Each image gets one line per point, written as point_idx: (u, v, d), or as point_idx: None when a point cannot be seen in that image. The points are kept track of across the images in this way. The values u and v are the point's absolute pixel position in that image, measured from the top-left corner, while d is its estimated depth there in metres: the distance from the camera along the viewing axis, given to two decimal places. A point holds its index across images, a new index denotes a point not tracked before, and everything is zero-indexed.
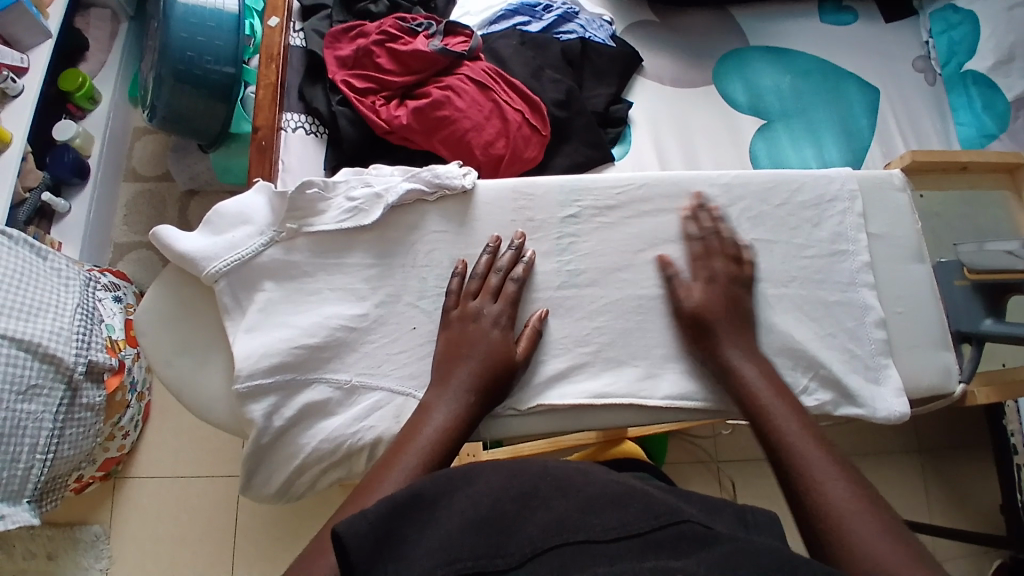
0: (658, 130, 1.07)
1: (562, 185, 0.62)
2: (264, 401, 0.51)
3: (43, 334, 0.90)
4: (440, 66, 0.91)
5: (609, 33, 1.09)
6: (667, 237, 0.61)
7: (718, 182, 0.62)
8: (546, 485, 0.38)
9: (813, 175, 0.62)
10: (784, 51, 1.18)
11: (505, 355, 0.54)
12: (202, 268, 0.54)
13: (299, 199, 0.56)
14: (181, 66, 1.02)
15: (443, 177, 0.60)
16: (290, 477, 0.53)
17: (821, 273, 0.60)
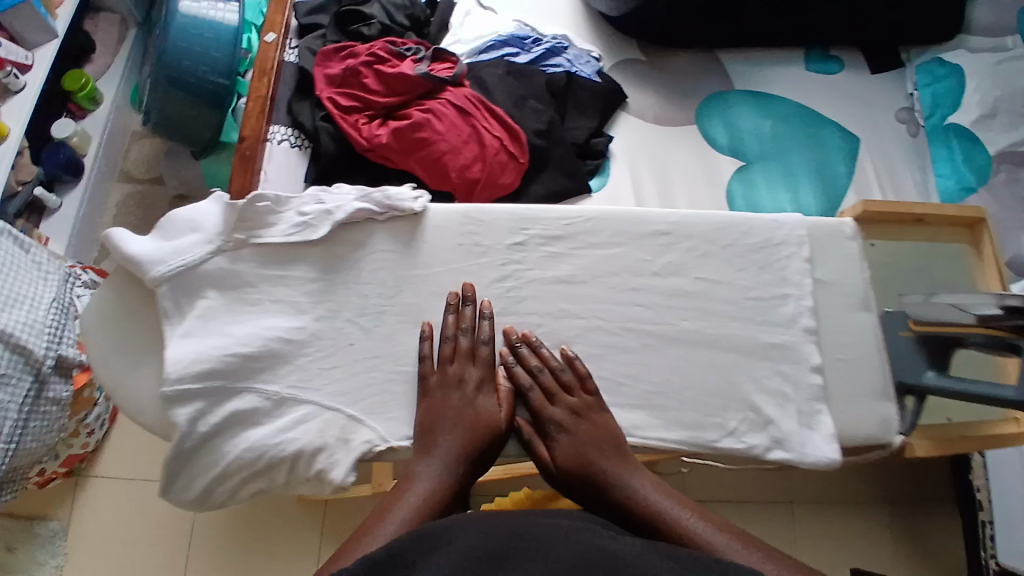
0: (636, 165, 1.09)
1: (511, 214, 0.63)
2: (189, 406, 0.53)
3: (17, 326, 0.92)
4: (423, 89, 0.93)
5: (595, 69, 1.12)
6: (611, 270, 0.61)
7: (668, 220, 0.63)
8: (518, 550, 0.39)
9: (764, 219, 0.62)
10: (766, 96, 1.21)
11: (483, 426, 0.55)
12: (147, 271, 0.55)
13: (249, 210, 0.59)
14: (174, 73, 1.04)
15: (394, 199, 0.62)
16: (209, 485, 0.54)
17: (764, 315, 0.60)
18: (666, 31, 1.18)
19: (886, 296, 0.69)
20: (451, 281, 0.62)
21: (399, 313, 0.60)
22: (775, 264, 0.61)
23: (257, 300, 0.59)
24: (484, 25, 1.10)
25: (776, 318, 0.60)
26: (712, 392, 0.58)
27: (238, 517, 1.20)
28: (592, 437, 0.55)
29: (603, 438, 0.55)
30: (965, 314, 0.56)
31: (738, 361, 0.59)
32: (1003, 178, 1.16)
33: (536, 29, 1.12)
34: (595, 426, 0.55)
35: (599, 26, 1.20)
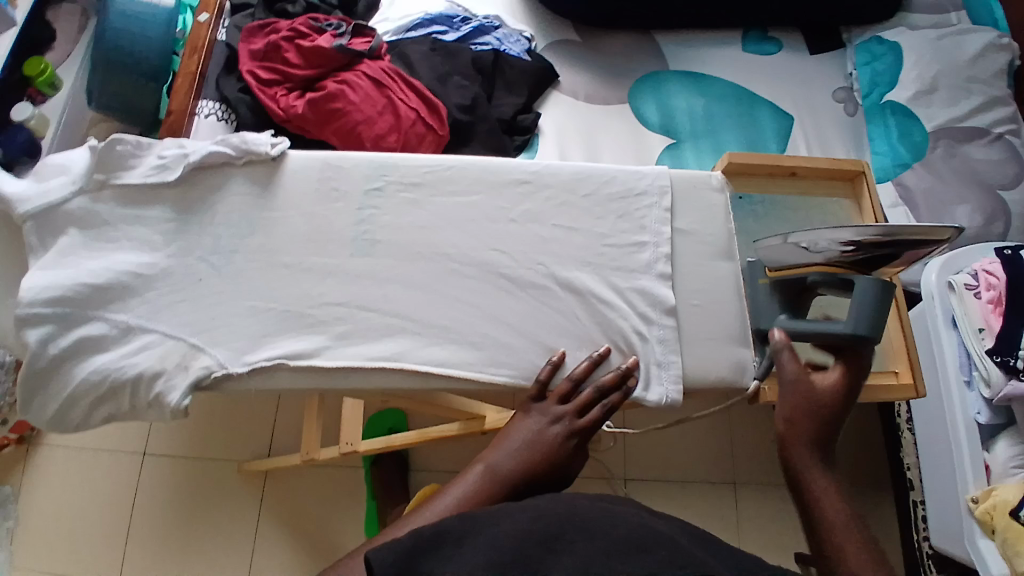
0: (565, 140, 1.11)
1: (371, 162, 0.65)
2: (39, 328, 0.56)
3: None
4: (339, 62, 0.96)
5: (525, 48, 1.14)
6: (470, 217, 0.64)
7: (528, 169, 0.66)
8: (571, 529, 0.44)
9: (625, 170, 0.66)
10: (700, 76, 1.22)
11: (565, 448, 0.56)
12: (15, 208, 0.60)
13: (108, 153, 0.62)
14: (113, 54, 1.08)
15: (249, 143, 0.64)
16: (65, 405, 0.58)
17: (615, 260, 0.64)
18: (599, 11, 1.19)
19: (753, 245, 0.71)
20: (306, 223, 0.64)
21: (249, 253, 0.62)
22: (624, 213, 0.65)
23: (133, 237, 0.62)
24: (414, 5, 1.13)
25: (630, 267, 0.64)
26: (563, 332, 0.62)
27: (183, 485, 1.23)
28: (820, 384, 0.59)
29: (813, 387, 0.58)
30: (815, 255, 0.61)
31: (580, 305, 0.63)
32: (940, 153, 1.14)
33: (467, 9, 1.14)
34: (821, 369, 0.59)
35: (536, 9, 1.23)
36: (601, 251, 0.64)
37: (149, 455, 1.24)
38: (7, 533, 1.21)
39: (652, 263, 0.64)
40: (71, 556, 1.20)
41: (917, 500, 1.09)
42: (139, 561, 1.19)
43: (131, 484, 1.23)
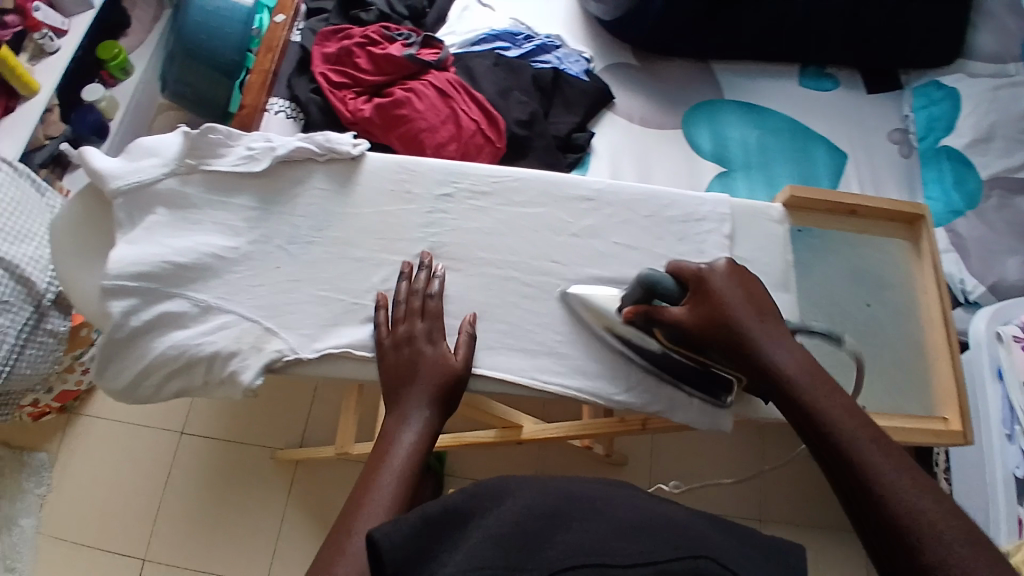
0: (616, 161, 1.12)
1: (442, 168, 0.70)
2: (124, 300, 0.59)
3: (22, 258, 1.04)
4: (408, 70, 1.00)
5: (584, 69, 1.16)
6: (532, 228, 0.68)
7: (591, 187, 0.69)
8: (574, 510, 0.39)
9: (689, 195, 0.68)
10: (753, 107, 1.23)
11: (443, 370, 0.59)
12: (107, 183, 0.63)
13: (201, 140, 0.66)
14: (192, 46, 1.13)
15: (333, 142, 0.69)
16: (136, 376, 0.60)
17: None
18: (658, 36, 1.21)
19: (816, 311, 0.69)
20: (378, 221, 0.68)
21: (323, 245, 0.67)
22: (681, 235, 0.67)
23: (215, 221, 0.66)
24: (481, 20, 1.16)
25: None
26: (616, 347, 0.65)
27: (215, 466, 1.26)
28: (736, 299, 0.57)
29: (765, 333, 0.55)
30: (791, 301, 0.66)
31: None
32: (992, 204, 1.13)
33: (530, 28, 1.17)
34: (755, 301, 0.57)
35: (596, 31, 1.26)
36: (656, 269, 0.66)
37: (185, 434, 1.28)
38: (37, 499, 1.25)
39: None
40: (102, 525, 1.24)
41: None
42: (166, 536, 1.22)
43: (167, 460, 1.27)
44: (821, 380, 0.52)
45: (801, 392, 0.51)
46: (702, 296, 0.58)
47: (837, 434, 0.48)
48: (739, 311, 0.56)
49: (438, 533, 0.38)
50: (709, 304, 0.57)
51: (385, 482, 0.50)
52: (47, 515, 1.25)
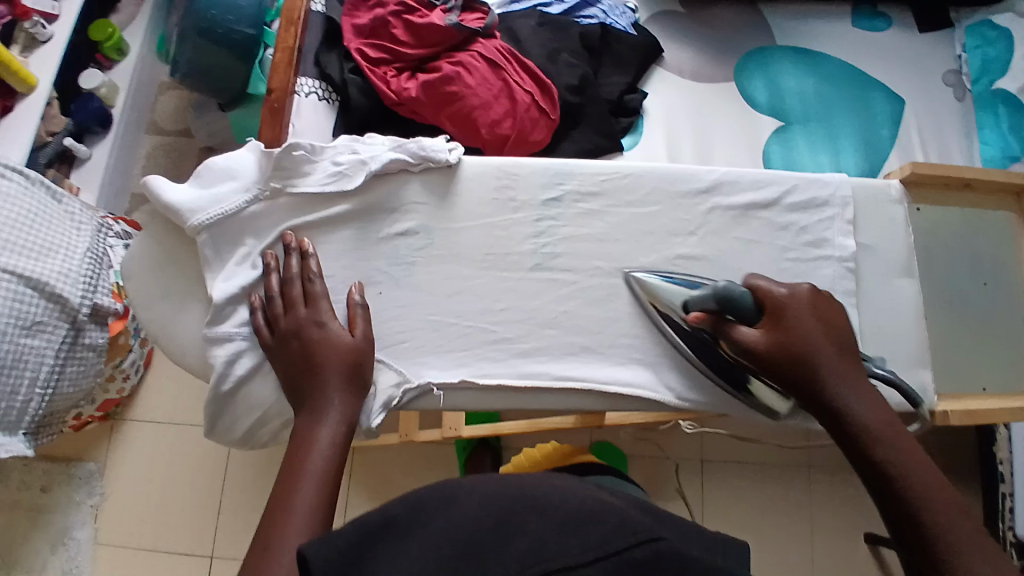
0: (670, 122, 1.06)
1: (550, 168, 0.67)
2: (229, 347, 0.61)
3: (49, 275, 0.98)
4: (454, 40, 0.93)
5: (632, 21, 1.08)
6: (645, 230, 0.67)
7: (707, 177, 0.67)
8: (521, 510, 0.45)
9: (810, 179, 0.67)
10: (810, 54, 1.14)
11: (339, 354, 0.59)
12: (187, 219, 0.62)
13: (286, 159, 0.63)
14: (204, 23, 1.04)
15: (429, 150, 0.65)
16: (252, 426, 0.63)
17: (799, 276, 0.65)
18: None
19: (932, 295, 0.70)
20: (485, 235, 0.66)
21: (426, 263, 0.66)
22: (802, 227, 0.66)
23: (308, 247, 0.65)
24: None
25: (816, 285, 0.65)
26: None
27: (270, 461, 1.26)
28: (811, 330, 0.58)
29: (838, 375, 0.58)
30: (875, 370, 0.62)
31: None
32: None
33: None
34: (835, 336, 0.59)
35: None
36: (785, 267, 0.65)
37: None
38: (92, 509, 1.26)
39: (836, 279, 0.66)
40: (161, 528, 1.25)
41: (1006, 493, 1.10)
42: (230, 532, 1.24)
43: (222, 456, 1.27)
44: (894, 432, 0.55)
45: (870, 439, 0.55)
46: (780, 325, 0.59)
47: (897, 477, 0.53)
48: (819, 345, 0.58)
49: (378, 546, 0.43)
50: (789, 335, 0.58)
51: (306, 482, 0.53)
52: (102, 525, 1.25)
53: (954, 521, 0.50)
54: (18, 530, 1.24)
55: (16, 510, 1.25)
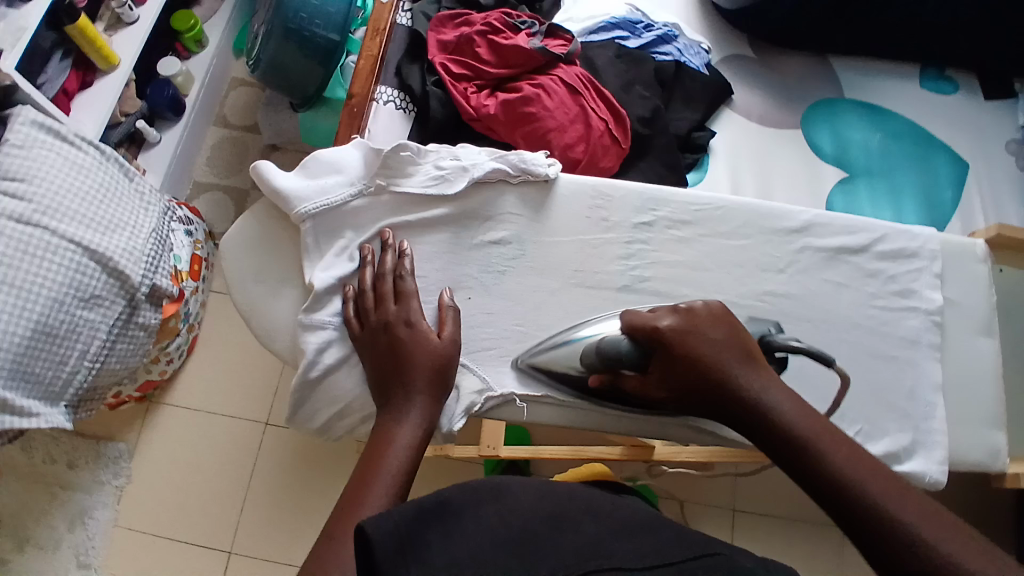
0: (736, 164, 1.06)
1: (642, 194, 0.73)
2: (318, 335, 0.66)
3: (115, 251, 1.01)
4: (536, 63, 0.96)
5: (705, 61, 1.09)
6: (738, 262, 0.71)
7: (798, 219, 0.73)
8: (574, 514, 0.46)
9: (899, 229, 0.73)
10: (879, 109, 1.12)
11: (426, 357, 0.63)
12: (294, 207, 0.69)
13: (393, 159, 0.70)
14: (292, 24, 1.08)
15: (529, 163, 0.72)
16: (330, 418, 0.67)
17: (886, 325, 0.70)
18: (781, 27, 1.12)
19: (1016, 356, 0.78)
20: (576, 251, 0.72)
21: (514, 275, 0.71)
22: (891, 276, 0.72)
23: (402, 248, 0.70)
24: (598, 5, 1.10)
25: (903, 334, 0.70)
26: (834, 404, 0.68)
27: (299, 459, 1.27)
28: (713, 347, 0.57)
29: (752, 389, 0.56)
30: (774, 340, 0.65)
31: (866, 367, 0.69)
32: None
33: (648, 15, 1.11)
34: (743, 349, 0.58)
35: (710, 19, 1.19)
36: (873, 313, 0.71)
37: (270, 424, 1.29)
38: (116, 490, 1.26)
39: (922, 331, 0.71)
40: (181, 516, 1.25)
41: None
42: (249, 528, 1.24)
43: (251, 450, 1.28)
44: (814, 427, 0.53)
45: (800, 440, 0.53)
46: (664, 354, 0.59)
47: (853, 481, 0.50)
48: (720, 369, 0.56)
49: (435, 527, 0.42)
50: (679, 359, 0.58)
51: (384, 472, 0.56)
52: (124, 507, 1.25)
53: (905, 506, 0.48)
54: (39, 502, 1.24)
55: (39, 482, 1.25)
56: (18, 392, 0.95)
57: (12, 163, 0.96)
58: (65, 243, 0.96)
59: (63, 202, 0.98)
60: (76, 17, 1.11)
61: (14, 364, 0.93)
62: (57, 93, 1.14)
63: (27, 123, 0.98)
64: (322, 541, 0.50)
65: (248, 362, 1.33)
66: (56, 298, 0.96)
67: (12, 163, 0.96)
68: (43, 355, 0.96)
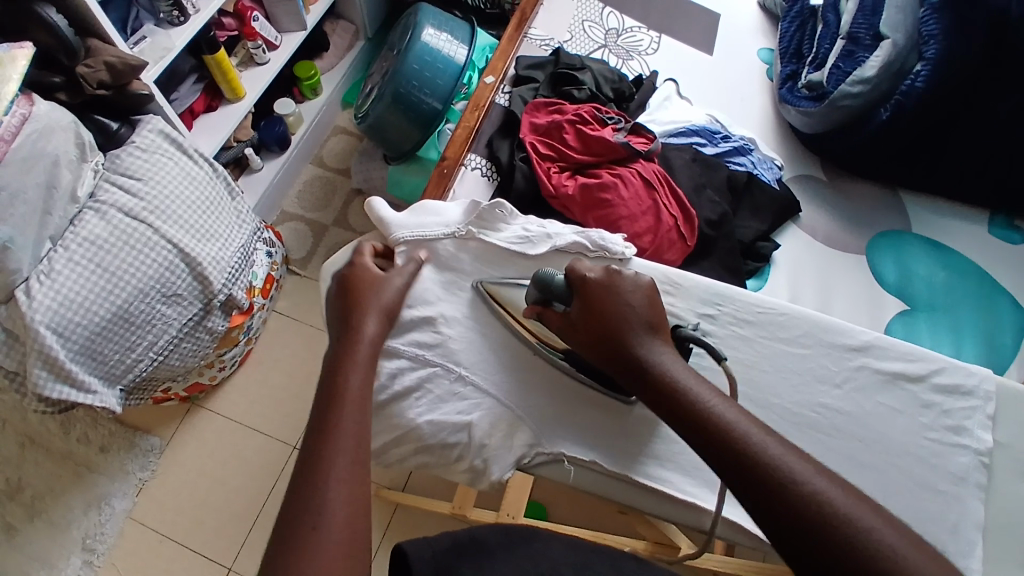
0: (796, 279, 1.08)
1: (712, 288, 0.77)
2: (396, 361, 0.73)
3: (206, 258, 1.11)
4: (618, 156, 1.03)
5: (776, 176, 1.14)
6: (797, 370, 0.73)
7: (858, 338, 0.75)
8: None
9: (957, 363, 0.73)
10: (944, 248, 1.13)
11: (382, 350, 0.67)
12: (392, 236, 0.80)
13: (487, 214, 0.81)
14: (402, 90, 1.21)
15: (607, 243, 0.80)
16: (386, 443, 0.72)
17: (935, 458, 0.70)
18: (855, 157, 1.17)
19: None
20: None
21: None
22: (944, 409, 0.72)
23: (480, 302, 0.78)
24: (681, 113, 1.18)
25: (951, 470, 0.69)
26: None
27: None
28: (627, 300, 0.68)
29: (650, 338, 0.66)
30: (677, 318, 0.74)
31: (909, 497, 0.68)
32: None
33: (727, 128, 1.18)
34: (655, 314, 0.68)
35: (786, 141, 1.25)
36: (924, 442, 0.70)
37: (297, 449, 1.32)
38: (138, 483, 1.29)
39: (970, 468, 0.70)
40: (193, 522, 1.26)
41: None
42: (254, 551, 1.24)
43: (275, 471, 1.31)
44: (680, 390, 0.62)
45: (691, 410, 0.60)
46: (586, 296, 0.69)
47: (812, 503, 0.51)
48: (627, 317, 0.67)
49: None
50: (597, 300, 0.68)
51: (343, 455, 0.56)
52: (142, 501, 1.28)
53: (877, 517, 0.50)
54: (62, 481, 1.27)
55: (67, 461, 1.29)
56: (83, 368, 1.01)
57: (133, 163, 1.04)
58: (164, 242, 1.05)
59: (170, 205, 1.06)
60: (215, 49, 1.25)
61: (86, 342, 0.98)
62: (184, 110, 1.28)
63: (154, 131, 1.08)
64: (305, 531, 0.51)
65: (290, 383, 1.38)
66: (144, 289, 1.03)
67: (134, 163, 1.04)
68: (115, 339, 1.02)
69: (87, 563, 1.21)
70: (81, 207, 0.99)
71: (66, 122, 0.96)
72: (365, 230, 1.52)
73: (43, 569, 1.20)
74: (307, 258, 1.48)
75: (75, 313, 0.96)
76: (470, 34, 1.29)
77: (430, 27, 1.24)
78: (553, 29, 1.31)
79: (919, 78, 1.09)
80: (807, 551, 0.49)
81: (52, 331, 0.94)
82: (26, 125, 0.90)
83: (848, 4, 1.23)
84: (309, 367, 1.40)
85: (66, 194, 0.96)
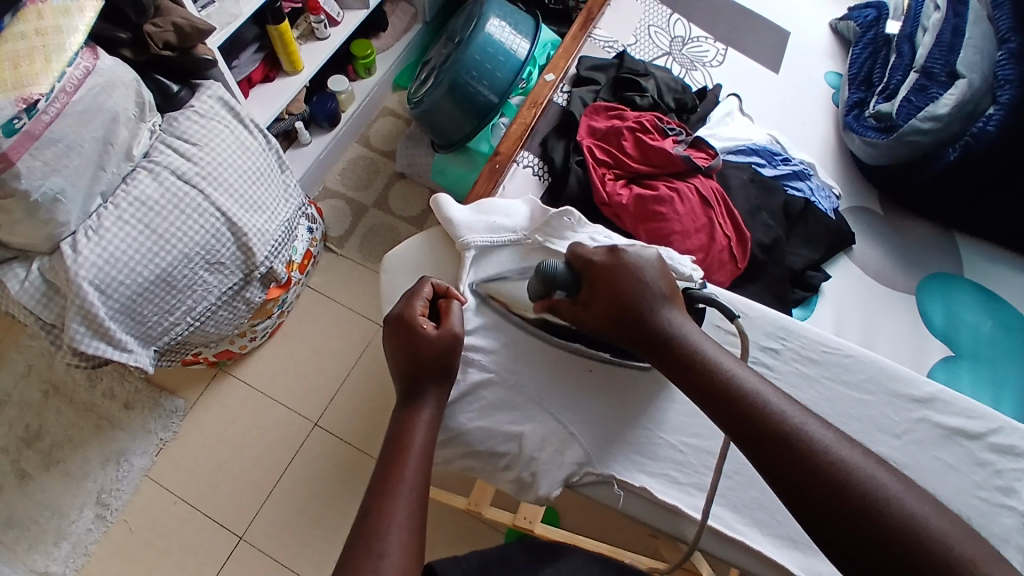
0: (843, 313, 1.06)
1: (776, 322, 0.77)
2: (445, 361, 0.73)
3: (252, 230, 1.11)
4: (677, 169, 1.01)
5: (833, 206, 1.12)
6: (850, 417, 0.73)
7: (919, 391, 0.74)
8: None
9: (1017, 425, 0.73)
10: (994, 297, 1.09)
11: (431, 353, 0.66)
12: (457, 235, 0.81)
13: (554, 222, 0.79)
14: (460, 80, 1.20)
15: (676, 263, 0.77)
16: None
17: (980, 517, 0.69)
18: (915, 195, 1.15)
19: None
20: None
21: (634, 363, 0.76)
22: (998, 469, 0.71)
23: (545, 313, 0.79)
24: (742, 131, 1.16)
25: (996, 531, 0.68)
26: None
27: (335, 466, 1.30)
28: (640, 271, 0.68)
29: (667, 309, 0.66)
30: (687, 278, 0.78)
31: None
32: None
33: (788, 150, 1.15)
34: (669, 285, 0.68)
35: (845, 170, 1.22)
36: (974, 501, 0.70)
37: (318, 426, 1.33)
38: (158, 442, 1.30)
39: (1016, 532, 0.69)
40: (209, 487, 1.28)
41: None
42: (266, 522, 1.25)
43: (293, 445, 1.31)
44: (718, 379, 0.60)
45: (738, 402, 0.58)
46: (594, 272, 0.69)
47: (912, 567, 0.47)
48: (639, 287, 0.67)
49: None
50: (606, 278, 0.68)
51: (408, 462, 0.59)
52: (160, 460, 1.29)
53: None
54: (83, 432, 1.29)
55: (90, 413, 1.31)
56: (122, 327, 1.01)
57: (190, 127, 1.05)
58: (212, 209, 1.05)
59: (223, 172, 1.06)
60: (279, 20, 1.24)
61: (127, 301, 0.99)
62: (242, 79, 1.28)
63: (213, 97, 1.08)
64: (364, 553, 0.51)
65: (317, 359, 1.39)
66: (190, 255, 1.03)
67: (191, 127, 1.05)
68: (156, 301, 1.03)
69: (101, 517, 1.23)
70: (135, 166, 1.00)
71: (129, 80, 0.95)
72: (405, 215, 1.51)
73: (54, 519, 1.22)
74: (345, 236, 1.49)
75: (120, 272, 0.97)
76: (533, 30, 1.28)
77: (495, 19, 1.22)
78: (618, 32, 1.29)
79: (991, 122, 1.05)
80: (838, 542, 0.49)
81: (95, 287, 0.95)
82: (89, 78, 0.90)
83: (926, 37, 1.19)
84: (336, 344, 1.40)
85: (121, 152, 0.96)
